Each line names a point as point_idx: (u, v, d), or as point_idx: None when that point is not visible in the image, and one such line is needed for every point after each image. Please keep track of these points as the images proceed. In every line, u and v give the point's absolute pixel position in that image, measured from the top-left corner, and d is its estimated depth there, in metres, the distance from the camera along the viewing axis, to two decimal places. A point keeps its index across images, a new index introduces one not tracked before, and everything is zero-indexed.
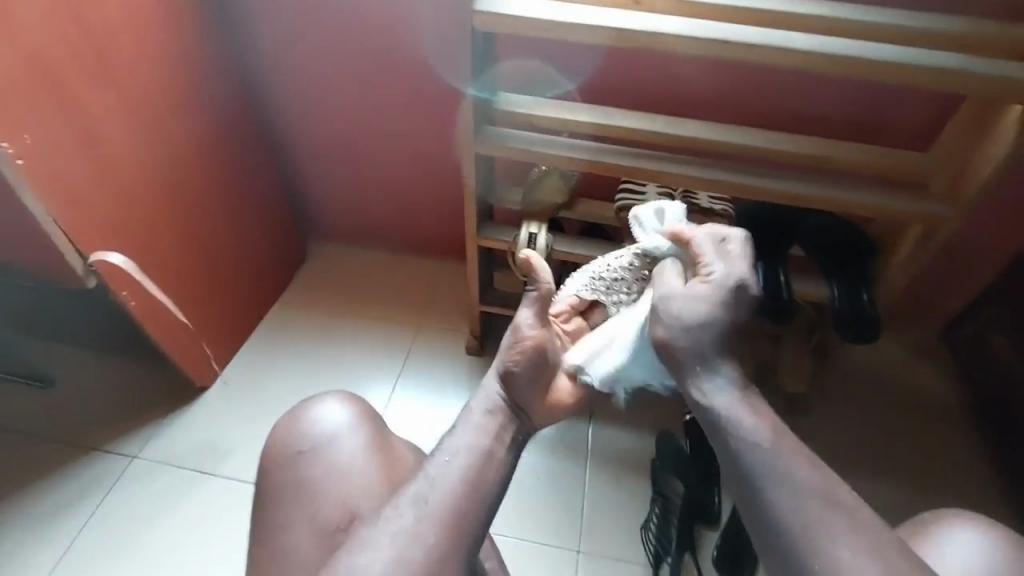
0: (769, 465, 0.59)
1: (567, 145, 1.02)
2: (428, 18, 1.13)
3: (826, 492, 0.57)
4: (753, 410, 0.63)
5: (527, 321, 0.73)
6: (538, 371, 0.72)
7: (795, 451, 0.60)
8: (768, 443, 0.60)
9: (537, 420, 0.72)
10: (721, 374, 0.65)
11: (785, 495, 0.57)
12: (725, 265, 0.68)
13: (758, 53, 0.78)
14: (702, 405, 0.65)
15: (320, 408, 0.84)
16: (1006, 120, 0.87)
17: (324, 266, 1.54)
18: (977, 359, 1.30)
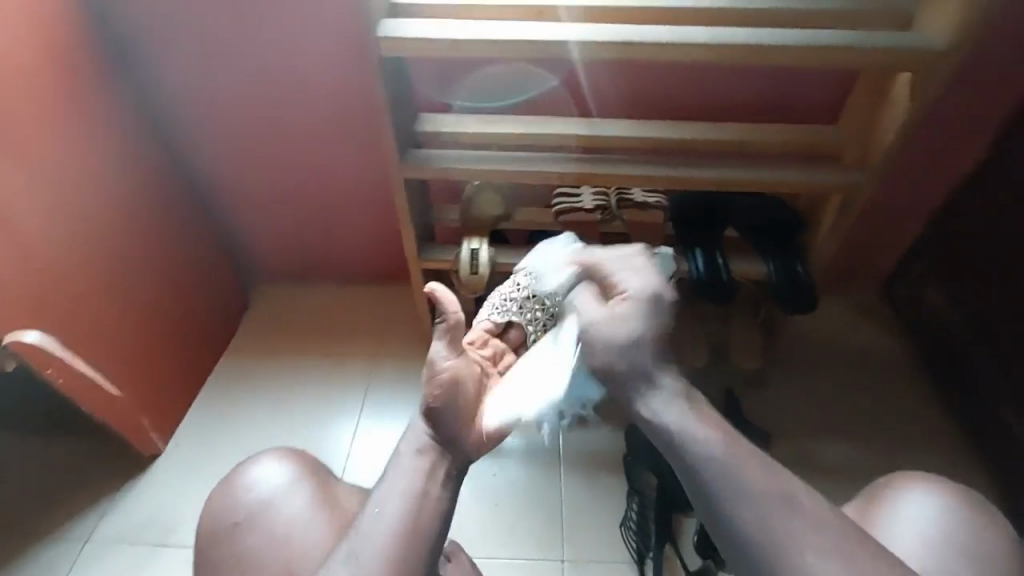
0: (721, 467, 0.58)
1: (495, 159, 1.02)
2: (339, 48, 1.12)
3: (786, 496, 0.57)
4: (696, 419, 0.61)
5: (439, 354, 0.71)
6: (463, 400, 0.70)
7: (751, 460, 0.59)
8: (719, 452, 0.59)
9: (471, 449, 0.70)
10: (661, 394, 0.63)
11: (750, 508, 0.57)
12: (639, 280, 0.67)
13: (664, 50, 0.80)
14: (652, 422, 0.62)
15: (253, 472, 0.84)
16: (901, 87, 0.93)
17: (271, 307, 1.50)
18: (913, 312, 1.37)
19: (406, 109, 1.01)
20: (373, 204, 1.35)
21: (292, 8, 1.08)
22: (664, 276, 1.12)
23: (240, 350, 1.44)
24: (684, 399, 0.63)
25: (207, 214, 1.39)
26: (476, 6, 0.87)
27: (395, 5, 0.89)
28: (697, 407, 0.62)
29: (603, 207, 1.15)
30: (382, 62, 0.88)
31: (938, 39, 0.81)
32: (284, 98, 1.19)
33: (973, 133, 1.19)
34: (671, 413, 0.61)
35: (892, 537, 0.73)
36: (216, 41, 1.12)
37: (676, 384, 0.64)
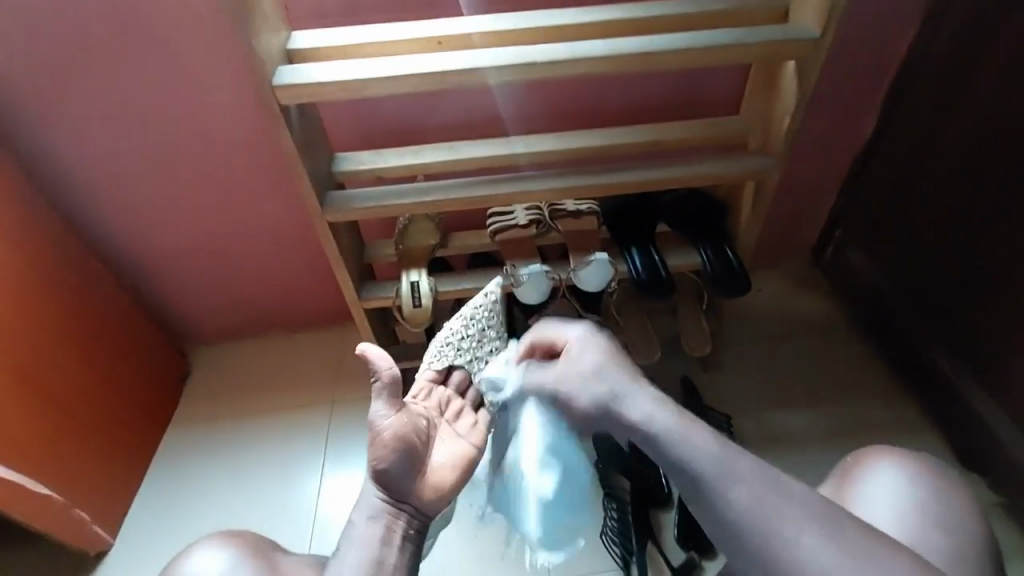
0: (714, 456, 0.60)
1: (416, 191, 1.02)
2: (241, 98, 1.09)
3: (771, 479, 0.59)
4: (678, 419, 0.64)
5: (379, 412, 0.82)
6: (407, 458, 0.80)
7: (736, 449, 0.61)
8: (706, 446, 0.61)
9: (423, 503, 0.81)
10: (637, 400, 0.68)
11: (740, 492, 0.58)
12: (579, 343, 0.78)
13: (561, 67, 0.83)
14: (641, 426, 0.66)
15: (190, 565, 0.80)
16: (785, 76, 0.98)
17: (214, 370, 1.44)
18: (843, 277, 1.43)
19: (319, 152, 1.00)
20: (305, 249, 1.32)
21: (185, 65, 1.05)
22: (606, 281, 1.14)
23: (189, 420, 1.38)
24: (660, 403, 0.67)
25: (130, 285, 1.33)
26: (372, 44, 0.87)
27: (290, 52, 0.88)
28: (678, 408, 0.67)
29: (537, 221, 1.16)
30: (284, 110, 0.87)
31: (812, 27, 0.86)
32: (193, 156, 1.15)
33: (866, 103, 1.27)
34: (649, 414, 0.66)
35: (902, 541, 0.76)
36: (110, 108, 1.08)
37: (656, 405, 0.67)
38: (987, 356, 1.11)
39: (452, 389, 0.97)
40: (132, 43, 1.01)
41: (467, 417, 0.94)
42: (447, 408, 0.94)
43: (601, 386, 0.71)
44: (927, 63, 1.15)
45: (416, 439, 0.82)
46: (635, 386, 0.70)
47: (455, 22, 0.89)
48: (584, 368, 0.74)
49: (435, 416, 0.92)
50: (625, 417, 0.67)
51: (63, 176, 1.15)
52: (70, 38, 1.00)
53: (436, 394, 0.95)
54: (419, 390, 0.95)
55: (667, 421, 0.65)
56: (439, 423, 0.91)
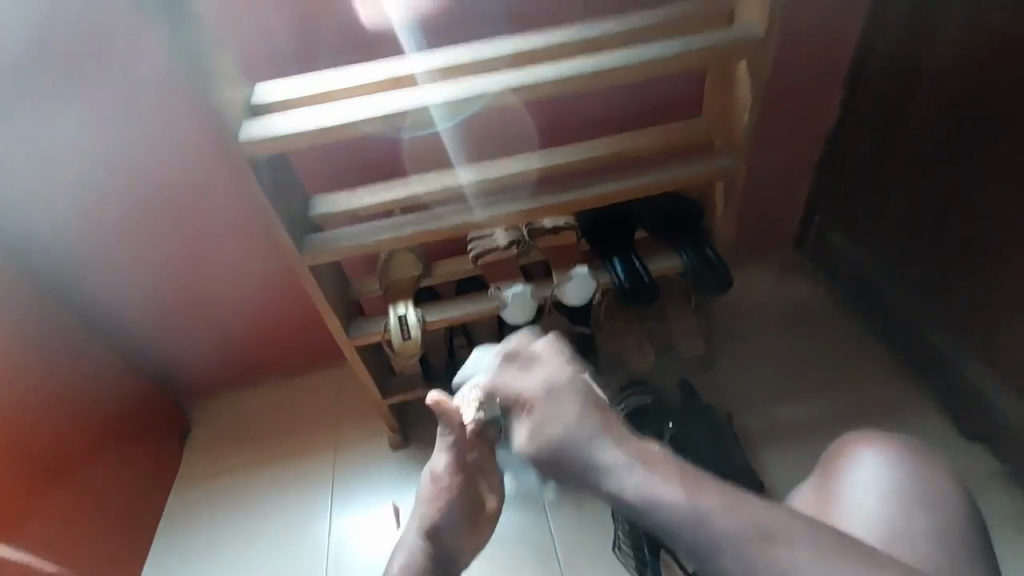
0: (688, 521, 0.63)
1: (394, 226, 1.03)
2: (211, 153, 1.12)
3: (754, 528, 0.61)
4: (653, 475, 0.67)
5: (442, 464, 0.84)
6: (458, 513, 0.83)
7: (705, 500, 0.64)
8: (685, 504, 0.64)
9: (460, 557, 0.83)
10: (613, 465, 0.70)
11: (723, 554, 0.61)
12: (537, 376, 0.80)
13: (518, 93, 0.85)
14: (620, 494, 0.68)
15: None
16: (739, 76, 1.01)
17: (214, 423, 1.45)
18: (826, 261, 1.45)
19: (294, 198, 1.02)
20: (291, 294, 1.33)
21: (155, 127, 1.07)
22: (590, 293, 1.16)
23: (192, 477, 1.38)
24: (638, 461, 0.69)
25: (122, 348, 1.34)
26: (333, 88, 0.89)
27: (253, 105, 0.90)
28: (644, 459, 0.69)
29: (517, 241, 1.16)
30: (253, 162, 0.89)
31: (757, 26, 0.88)
32: (171, 215, 1.17)
33: (824, 91, 1.30)
34: (636, 478, 0.68)
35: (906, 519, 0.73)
36: (84, 177, 1.09)
37: (623, 449, 0.71)
38: (975, 325, 1.12)
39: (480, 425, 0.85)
40: (100, 113, 1.04)
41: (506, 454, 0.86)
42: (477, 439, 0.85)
43: (570, 440, 0.73)
44: (878, 47, 1.18)
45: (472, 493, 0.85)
46: (609, 439, 0.72)
47: (411, 59, 0.92)
48: (553, 434, 0.74)
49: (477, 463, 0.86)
50: (607, 484, 0.70)
51: (44, 249, 1.16)
52: (40, 113, 1.02)
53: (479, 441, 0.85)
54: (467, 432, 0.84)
55: (640, 485, 0.67)
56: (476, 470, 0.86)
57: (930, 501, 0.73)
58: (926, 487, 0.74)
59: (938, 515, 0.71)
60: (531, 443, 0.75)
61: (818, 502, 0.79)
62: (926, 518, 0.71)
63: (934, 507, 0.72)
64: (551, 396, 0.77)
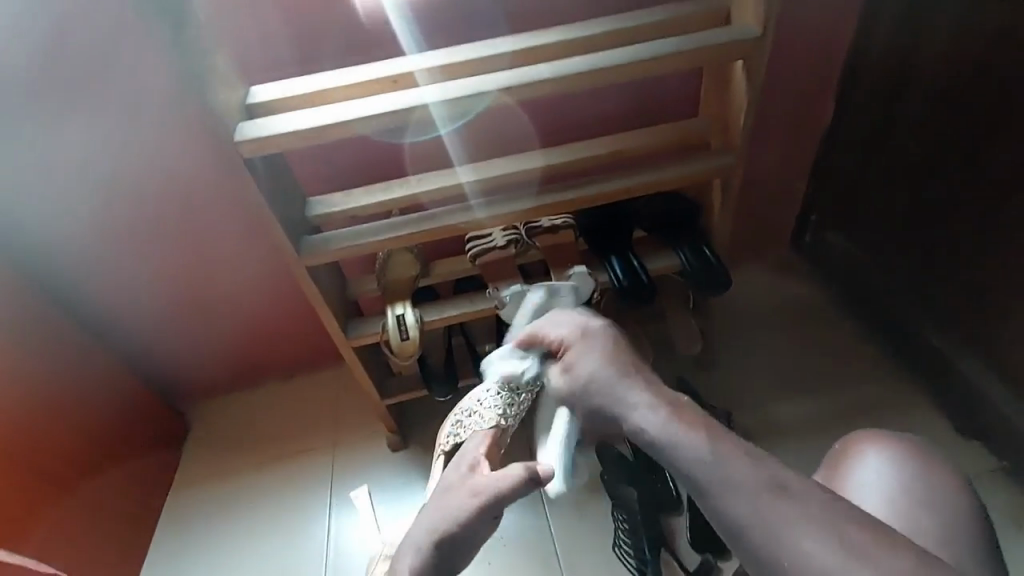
0: (709, 462, 0.60)
1: (391, 226, 1.03)
2: (207, 154, 1.11)
3: (772, 480, 0.59)
4: (678, 418, 0.64)
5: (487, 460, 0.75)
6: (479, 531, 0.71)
7: (728, 445, 0.62)
8: (704, 448, 0.61)
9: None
10: (637, 404, 0.67)
11: (740, 500, 0.58)
12: (573, 322, 0.79)
13: (515, 92, 0.85)
14: (640, 433, 0.66)
15: None
16: (735, 75, 1.01)
17: (211, 425, 1.44)
18: (823, 259, 1.45)
19: (291, 199, 1.01)
20: (289, 295, 1.33)
21: (151, 128, 1.07)
22: (588, 293, 1.15)
23: (189, 479, 1.38)
24: (664, 404, 0.66)
25: (119, 350, 1.33)
26: (330, 89, 0.89)
27: (249, 106, 0.90)
28: (667, 403, 0.67)
29: (515, 241, 1.17)
30: (250, 164, 0.89)
31: (753, 26, 0.88)
32: (167, 217, 1.16)
33: (819, 90, 1.30)
34: (658, 419, 0.65)
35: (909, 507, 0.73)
36: (78, 180, 1.09)
37: (648, 392, 0.68)
38: (972, 322, 1.13)
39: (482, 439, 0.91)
40: (95, 114, 1.03)
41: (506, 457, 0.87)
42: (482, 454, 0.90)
43: (599, 378, 0.71)
44: (874, 45, 1.18)
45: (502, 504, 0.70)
46: (635, 384, 0.69)
47: (408, 60, 0.91)
48: (584, 372, 0.73)
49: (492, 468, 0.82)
50: (629, 421, 0.67)
51: (39, 252, 1.16)
52: (35, 116, 1.02)
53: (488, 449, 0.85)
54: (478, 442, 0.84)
55: (660, 427, 0.64)
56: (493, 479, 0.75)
57: (933, 499, 0.73)
58: (930, 486, 0.74)
59: (944, 514, 0.71)
60: (562, 380, 0.75)
61: (822, 502, 0.79)
62: (930, 516, 0.71)
63: (937, 505, 0.72)
64: (584, 339, 0.76)
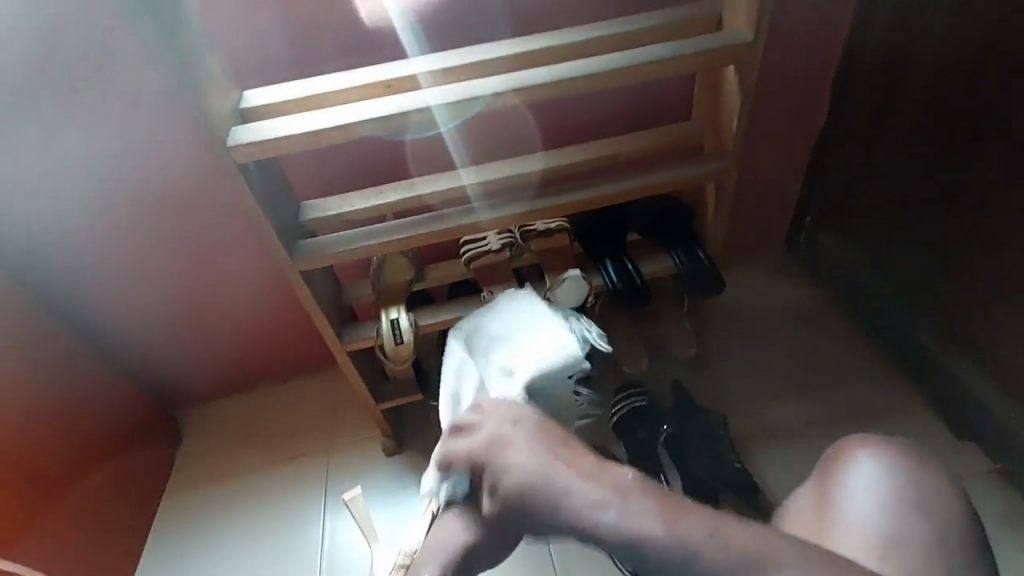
0: (677, 548, 0.63)
1: (385, 230, 1.03)
2: (200, 158, 1.11)
3: (741, 549, 0.62)
4: (639, 511, 0.66)
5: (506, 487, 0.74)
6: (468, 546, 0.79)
7: (687, 523, 0.64)
8: (669, 537, 0.64)
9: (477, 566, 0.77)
10: (593, 510, 0.67)
11: (707, 574, 0.62)
12: (488, 427, 0.76)
13: (509, 96, 0.86)
14: (601, 535, 0.67)
15: None
16: (729, 79, 1.01)
17: (205, 431, 1.43)
18: (816, 261, 1.46)
19: (285, 204, 1.01)
20: (283, 300, 1.32)
21: (145, 133, 1.06)
22: (583, 298, 1.14)
23: (183, 484, 1.37)
24: (618, 495, 0.67)
25: (112, 356, 1.33)
26: (324, 94, 0.89)
27: (243, 111, 0.89)
28: (622, 488, 0.68)
29: (511, 244, 1.17)
30: (243, 168, 0.89)
31: (746, 31, 0.89)
32: (161, 221, 1.16)
33: (812, 93, 1.31)
34: (610, 516, 0.66)
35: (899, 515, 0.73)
36: (71, 184, 1.08)
37: (593, 487, 0.68)
38: (965, 325, 1.13)
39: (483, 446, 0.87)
40: (88, 118, 1.03)
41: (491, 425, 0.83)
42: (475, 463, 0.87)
43: (530, 479, 0.70)
44: (865, 50, 1.19)
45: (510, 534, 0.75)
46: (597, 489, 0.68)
47: (401, 64, 0.92)
48: (524, 477, 0.70)
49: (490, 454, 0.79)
50: (579, 525, 0.67)
51: (31, 257, 1.15)
52: (27, 121, 1.01)
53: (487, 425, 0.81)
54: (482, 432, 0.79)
55: (619, 524, 0.66)
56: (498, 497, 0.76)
57: (923, 503, 0.73)
58: (920, 490, 0.74)
59: (933, 518, 0.72)
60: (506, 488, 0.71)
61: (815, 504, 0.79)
62: (921, 521, 0.72)
63: (929, 511, 0.72)
64: (499, 446, 0.74)
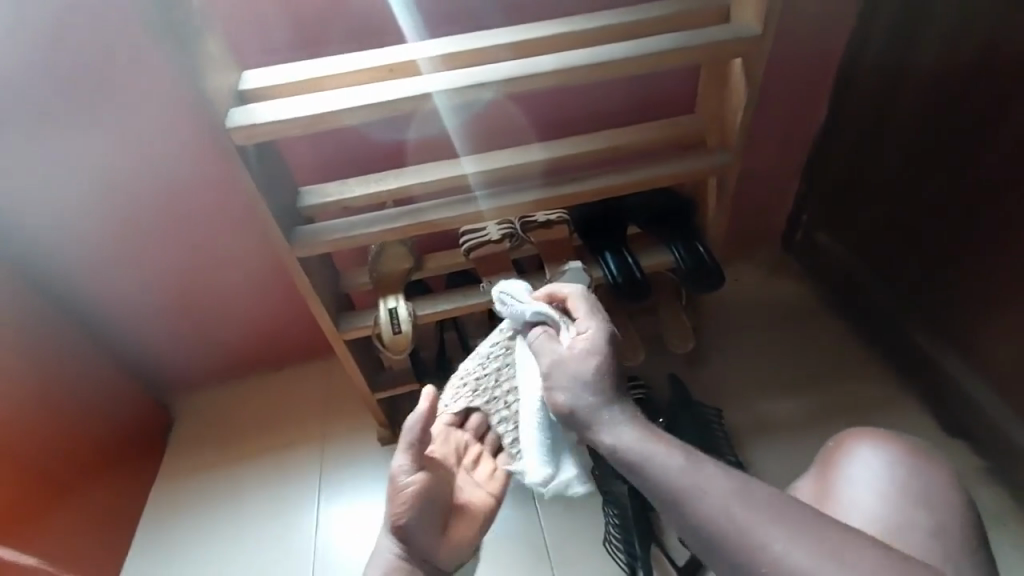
0: (682, 481, 0.58)
1: (385, 218, 1.01)
2: (197, 141, 1.09)
3: (745, 488, 0.57)
4: (650, 438, 0.62)
5: (402, 468, 0.80)
6: (427, 515, 0.80)
7: (707, 466, 0.59)
8: (681, 467, 0.59)
9: (434, 554, 0.81)
10: (614, 418, 0.65)
11: (711, 503, 0.56)
12: (594, 323, 0.71)
13: (514, 84, 0.84)
14: (615, 451, 0.63)
15: None
16: (734, 74, 1.01)
17: (197, 419, 1.42)
18: (813, 258, 1.46)
19: (283, 189, 1.00)
20: (278, 288, 1.31)
21: (138, 114, 1.04)
22: (583, 289, 1.15)
23: (173, 472, 1.35)
24: (637, 420, 0.64)
25: (103, 341, 1.31)
26: (325, 76, 0.87)
27: (243, 93, 0.88)
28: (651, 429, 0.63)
29: (510, 235, 1.16)
30: (240, 150, 0.87)
31: (753, 24, 0.88)
32: (156, 205, 1.14)
33: (816, 88, 1.30)
34: (628, 437, 0.63)
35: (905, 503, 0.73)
36: (63, 164, 1.06)
37: (630, 412, 0.65)
38: (960, 324, 1.14)
39: (472, 432, 0.93)
40: (83, 95, 1.01)
41: (486, 464, 0.91)
42: (464, 454, 0.91)
43: (590, 388, 0.66)
44: (870, 47, 1.19)
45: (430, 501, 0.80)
46: (621, 406, 0.65)
47: (406, 49, 0.90)
48: (575, 375, 0.67)
49: (453, 463, 0.89)
50: (600, 434, 0.65)
51: (22, 240, 1.13)
52: (14, 99, 0.98)
53: (453, 439, 0.91)
54: (437, 433, 0.91)
55: (641, 445, 0.62)
56: (456, 471, 0.89)
57: (924, 494, 0.74)
58: (925, 483, 0.75)
59: (934, 510, 0.72)
60: (564, 361, 0.69)
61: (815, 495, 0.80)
62: (924, 513, 0.72)
63: (934, 504, 0.73)
64: (594, 344, 0.69)
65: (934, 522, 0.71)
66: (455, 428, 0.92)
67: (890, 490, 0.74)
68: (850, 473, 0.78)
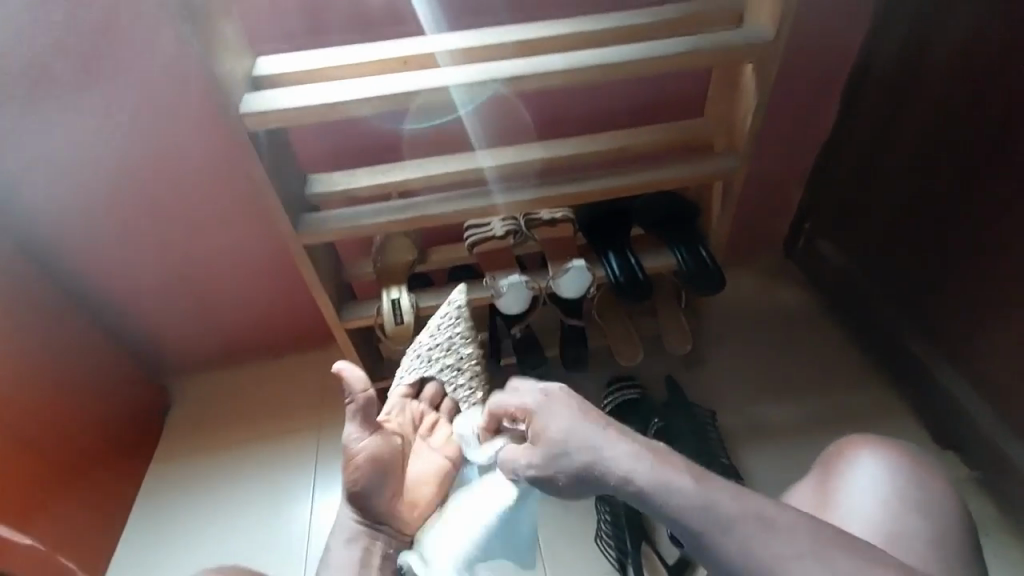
0: (694, 503, 0.57)
1: (391, 210, 1.01)
2: (207, 125, 1.09)
3: (753, 508, 0.57)
4: (651, 462, 0.61)
5: (353, 436, 0.80)
6: (383, 482, 0.81)
7: (716, 486, 0.58)
8: (694, 492, 0.58)
9: (397, 521, 0.82)
10: (611, 455, 0.62)
11: (718, 534, 0.56)
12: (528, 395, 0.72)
13: (526, 81, 0.85)
14: (623, 483, 0.61)
15: None
16: (745, 79, 1.01)
17: (195, 402, 1.43)
18: (814, 266, 1.47)
19: (291, 176, 1.00)
20: (280, 276, 1.31)
21: (149, 95, 1.04)
22: (584, 287, 1.15)
23: (171, 453, 1.36)
24: (632, 449, 0.62)
25: (104, 322, 1.31)
26: (339, 65, 0.88)
27: (256, 79, 0.88)
28: (640, 443, 0.63)
29: (514, 231, 1.16)
30: (251, 136, 0.87)
31: (766, 30, 0.89)
32: (162, 187, 1.14)
33: (825, 97, 1.31)
34: (634, 468, 0.61)
35: (898, 509, 0.74)
36: (71, 141, 1.06)
37: (622, 440, 0.63)
38: (959, 339, 1.15)
39: (427, 402, 0.93)
40: (95, 75, 1.01)
41: (442, 430, 0.91)
42: (419, 423, 0.91)
43: (570, 443, 0.65)
44: (880, 57, 1.19)
45: (388, 465, 0.80)
46: (606, 429, 0.65)
47: (421, 41, 0.90)
48: (549, 441, 0.66)
49: (409, 432, 0.90)
50: (604, 476, 0.62)
51: (27, 217, 1.13)
52: (25, 76, 0.99)
53: (409, 409, 0.92)
54: (392, 404, 0.92)
55: (638, 473, 0.60)
56: (414, 439, 0.89)
57: (919, 503, 0.75)
58: (917, 490, 0.76)
59: (930, 519, 0.73)
60: (533, 451, 0.68)
61: (811, 501, 0.81)
62: (919, 522, 0.73)
63: (929, 513, 0.74)
64: (547, 404, 0.69)
65: (929, 531, 0.72)
66: (411, 399, 0.93)
67: (886, 499, 0.75)
68: (846, 480, 0.79)
